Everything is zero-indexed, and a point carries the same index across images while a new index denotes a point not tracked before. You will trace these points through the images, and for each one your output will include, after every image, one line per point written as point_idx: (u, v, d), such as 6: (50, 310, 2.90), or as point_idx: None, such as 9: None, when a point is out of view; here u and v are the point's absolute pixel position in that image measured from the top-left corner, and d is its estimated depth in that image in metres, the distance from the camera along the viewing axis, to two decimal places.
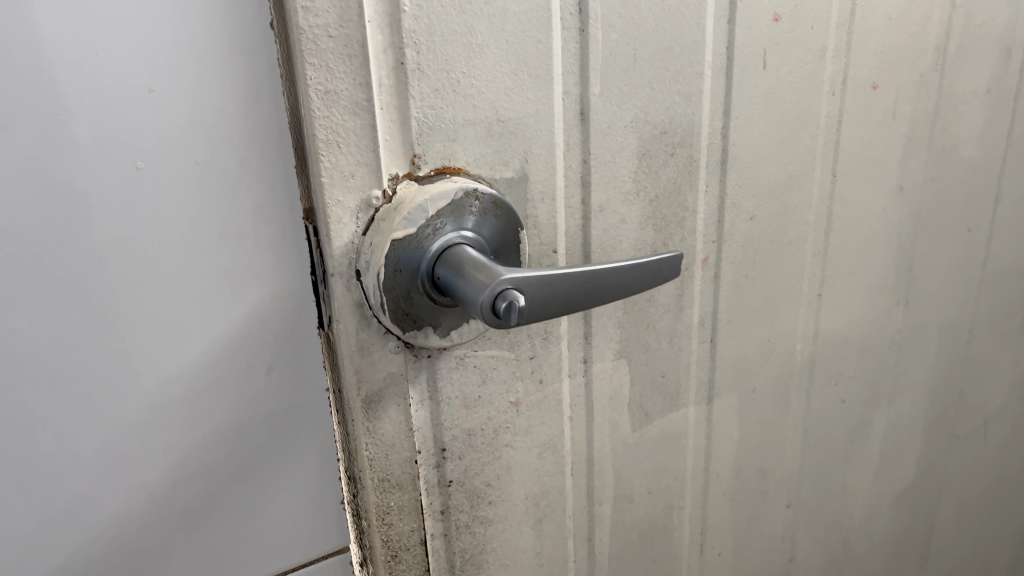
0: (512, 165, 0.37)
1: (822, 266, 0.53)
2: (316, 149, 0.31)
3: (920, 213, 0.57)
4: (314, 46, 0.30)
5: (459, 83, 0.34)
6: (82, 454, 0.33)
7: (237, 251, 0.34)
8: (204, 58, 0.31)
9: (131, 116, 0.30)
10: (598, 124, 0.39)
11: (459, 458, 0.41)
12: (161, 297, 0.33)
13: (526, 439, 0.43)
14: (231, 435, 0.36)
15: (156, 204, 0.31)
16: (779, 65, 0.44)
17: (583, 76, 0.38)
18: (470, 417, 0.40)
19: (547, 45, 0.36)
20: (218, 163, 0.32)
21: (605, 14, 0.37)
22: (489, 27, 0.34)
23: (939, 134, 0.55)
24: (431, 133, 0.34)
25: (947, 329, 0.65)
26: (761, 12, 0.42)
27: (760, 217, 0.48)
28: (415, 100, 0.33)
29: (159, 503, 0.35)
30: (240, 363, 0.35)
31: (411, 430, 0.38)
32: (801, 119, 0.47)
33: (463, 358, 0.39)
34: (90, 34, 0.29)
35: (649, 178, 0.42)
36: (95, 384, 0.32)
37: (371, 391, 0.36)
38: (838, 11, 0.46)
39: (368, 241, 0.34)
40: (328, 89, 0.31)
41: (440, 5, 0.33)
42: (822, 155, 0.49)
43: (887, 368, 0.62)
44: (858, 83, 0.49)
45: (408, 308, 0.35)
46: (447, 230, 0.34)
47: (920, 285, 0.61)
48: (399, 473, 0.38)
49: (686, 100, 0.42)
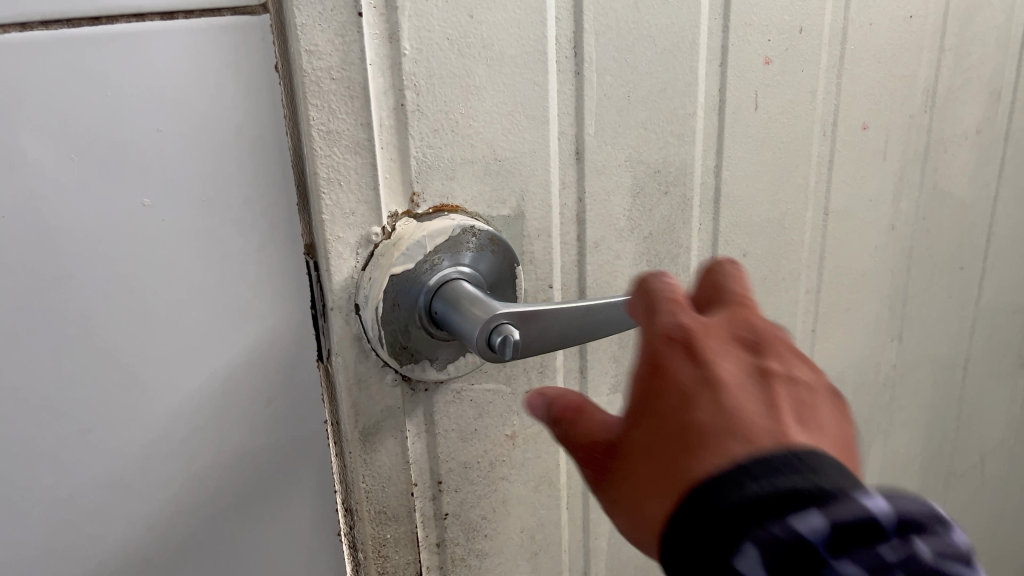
0: (509, 203, 0.38)
1: (816, 302, 0.53)
2: (318, 186, 0.33)
3: (913, 252, 0.58)
4: (318, 87, 0.31)
5: (458, 124, 0.35)
6: (84, 484, 0.34)
7: (238, 286, 0.35)
8: (211, 101, 0.32)
9: (137, 155, 0.31)
10: (593, 163, 0.40)
11: (455, 491, 0.41)
12: (162, 331, 0.33)
13: (522, 472, 0.44)
14: (230, 467, 0.37)
15: (160, 241, 0.32)
16: (771, 107, 0.45)
17: (578, 117, 0.39)
18: (467, 450, 0.41)
19: (543, 87, 0.37)
20: (221, 202, 0.33)
21: (599, 58, 0.38)
22: (487, 70, 0.35)
23: (930, 174, 0.56)
24: (430, 172, 0.35)
25: (942, 366, 0.66)
26: (752, 56, 0.43)
27: (753, 254, 0.48)
28: (415, 139, 0.34)
29: (158, 534, 0.36)
30: (240, 396, 0.36)
31: (407, 462, 0.39)
32: (794, 159, 0.48)
33: (460, 392, 0.40)
34: (98, 75, 0.30)
35: (643, 216, 0.43)
36: (97, 415, 0.33)
37: (367, 424, 0.37)
38: (828, 55, 0.47)
39: (367, 276, 0.35)
40: (330, 129, 0.32)
41: (440, 48, 0.34)
42: (815, 195, 0.50)
43: (882, 405, 0.62)
44: (849, 124, 0.50)
45: (406, 341, 0.36)
46: (445, 265, 0.36)
47: (915, 322, 0.61)
48: (395, 505, 0.39)
49: (679, 141, 0.42)
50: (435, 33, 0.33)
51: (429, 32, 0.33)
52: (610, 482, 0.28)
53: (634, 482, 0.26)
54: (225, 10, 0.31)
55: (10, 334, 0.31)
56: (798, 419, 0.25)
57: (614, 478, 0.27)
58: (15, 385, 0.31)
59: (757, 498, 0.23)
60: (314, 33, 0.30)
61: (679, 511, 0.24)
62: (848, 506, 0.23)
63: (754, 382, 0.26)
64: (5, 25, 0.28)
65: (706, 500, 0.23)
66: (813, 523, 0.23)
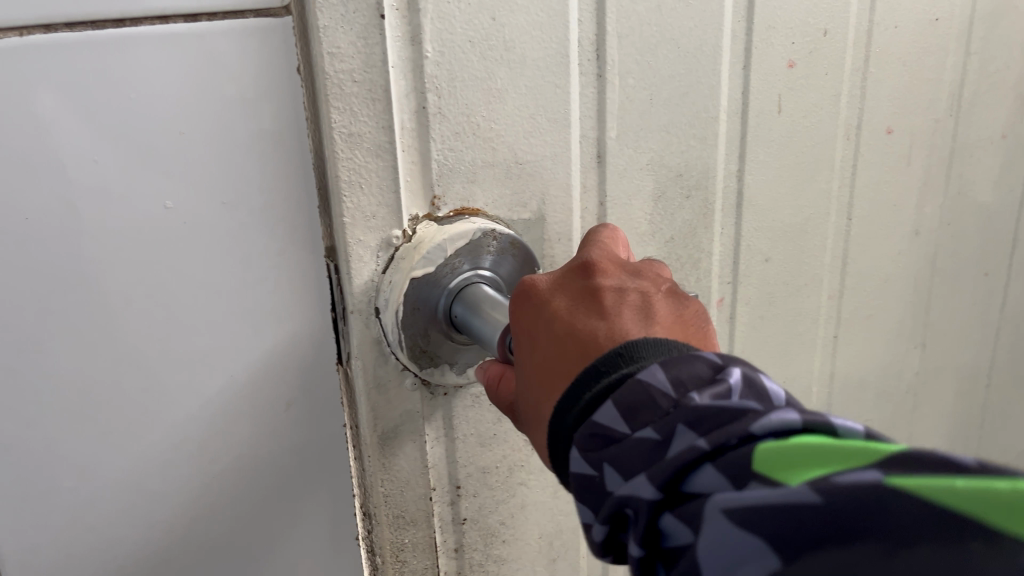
0: (529, 207, 0.38)
1: (839, 308, 0.53)
2: (340, 189, 0.32)
3: (936, 257, 0.57)
4: (339, 90, 0.31)
5: (479, 127, 0.35)
6: (104, 487, 0.34)
7: (259, 290, 0.35)
8: (233, 104, 0.32)
9: (159, 158, 0.31)
10: (615, 167, 0.39)
11: (473, 496, 0.41)
12: (183, 334, 0.33)
13: (540, 478, 0.43)
14: (249, 470, 0.37)
15: (182, 244, 0.32)
16: (795, 110, 0.45)
17: (600, 120, 0.38)
18: (486, 455, 0.41)
19: (565, 90, 0.37)
20: (243, 205, 0.33)
21: (622, 61, 0.38)
22: (509, 73, 0.35)
23: (955, 179, 0.56)
24: (451, 175, 0.35)
25: (965, 374, 0.65)
26: (776, 59, 0.43)
27: (776, 259, 0.48)
28: (436, 143, 0.34)
29: (176, 539, 0.36)
30: (259, 400, 0.36)
31: (426, 466, 0.39)
32: (816, 163, 0.47)
33: (479, 396, 0.39)
34: (121, 77, 0.30)
35: (664, 220, 0.42)
36: (118, 418, 0.33)
37: (386, 428, 0.37)
38: (852, 58, 0.46)
39: (387, 279, 0.35)
40: (352, 131, 0.32)
41: (462, 51, 0.34)
42: (838, 199, 0.49)
43: (905, 413, 0.62)
44: (874, 128, 0.49)
45: (426, 345, 0.36)
46: (465, 269, 0.36)
47: (938, 329, 0.60)
48: (413, 510, 0.39)
49: (702, 144, 0.42)
50: (457, 36, 0.33)
51: (451, 35, 0.33)
52: (526, 432, 0.30)
53: (530, 421, 0.29)
54: (247, 13, 0.31)
55: (32, 336, 0.31)
56: (630, 317, 0.28)
57: (521, 426, 0.30)
58: (35, 388, 0.31)
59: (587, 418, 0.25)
60: (337, 35, 0.30)
61: (550, 439, 0.27)
62: (655, 408, 0.23)
63: (591, 309, 0.29)
64: (30, 27, 0.28)
65: (559, 416, 0.26)
66: (635, 442, 0.23)
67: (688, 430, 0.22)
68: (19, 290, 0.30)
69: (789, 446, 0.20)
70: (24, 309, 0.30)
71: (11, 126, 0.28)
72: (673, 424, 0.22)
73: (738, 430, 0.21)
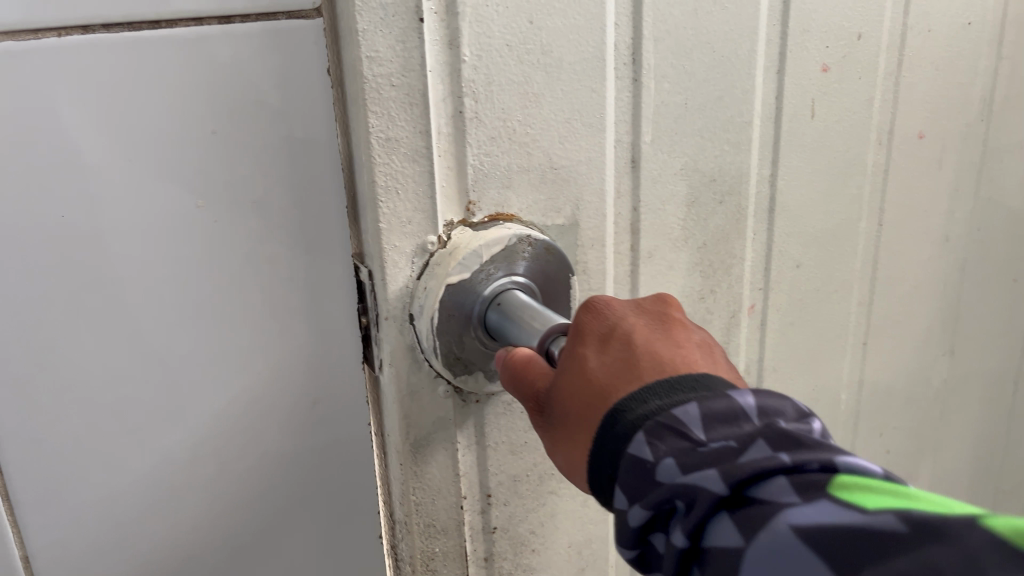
0: (564, 212, 0.37)
1: (868, 315, 0.52)
2: (376, 194, 0.32)
3: (965, 264, 0.57)
4: (377, 94, 0.31)
5: (515, 131, 0.35)
6: (132, 487, 0.33)
7: (288, 291, 0.34)
8: (265, 104, 0.31)
9: (192, 157, 0.31)
10: (648, 172, 0.39)
11: (503, 505, 0.40)
12: (212, 334, 0.33)
13: (571, 487, 0.43)
14: (277, 471, 0.36)
15: (213, 242, 0.32)
16: (828, 115, 0.44)
17: (635, 125, 0.38)
18: (517, 463, 0.40)
19: (600, 94, 0.36)
20: (273, 205, 0.33)
21: (657, 65, 0.37)
22: (546, 76, 0.35)
23: (985, 184, 0.55)
24: (486, 180, 0.35)
25: (992, 381, 0.64)
26: (810, 63, 0.42)
27: (806, 265, 0.47)
28: (472, 147, 0.34)
29: (204, 540, 0.36)
30: (288, 401, 0.36)
31: (457, 474, 0.38)
32: (848, 168, 0.46)
33: (511, 404, 0.39)
34: (155, 77, 0.29)
35: (697, 225, 0.42)
36: (147, 418, 0.33)
37: (418, 436, 0.36)
38: (885, 61, 0.46)
39: (422, 285, 0.34)
40: (389, 136, 0.31)
41: (499, 55, 0.33)
42: (870, 205, 0.49)
43: (932, 420, 0.61)
44: (906, 133, 0.49)
45: (461, 352, 0.36)
46: (499, 275, 0.36)
47: (966, 335, 0.60)
48: (444, 519, 0.38)
49: (735, 149, 0.41)
50: (495, 39, 0.33)
51: (489, 38, 0.33)
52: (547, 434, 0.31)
53: (562, 421, 0.29)
54: (279, 14, 0.31)
55: (64, 334, 0.31)
56: (701, 355, 0.29)
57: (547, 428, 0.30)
58: (67, 385, 0.31)
59: (656, 414, 0.25)
60: (376, 38, 0.30)
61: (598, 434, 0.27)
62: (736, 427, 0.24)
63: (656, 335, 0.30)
64: (67, 27, 0.28)
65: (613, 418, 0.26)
66: (712, 447, 0.23)
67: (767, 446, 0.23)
68: (48, 288, 0.30)
69: (883, 487, 0.20)
70: (54, 308, 0.30)
71: (46, 124, 0.28)
72: (754, 436, 0.23)
73: (823, 458, 0.22)
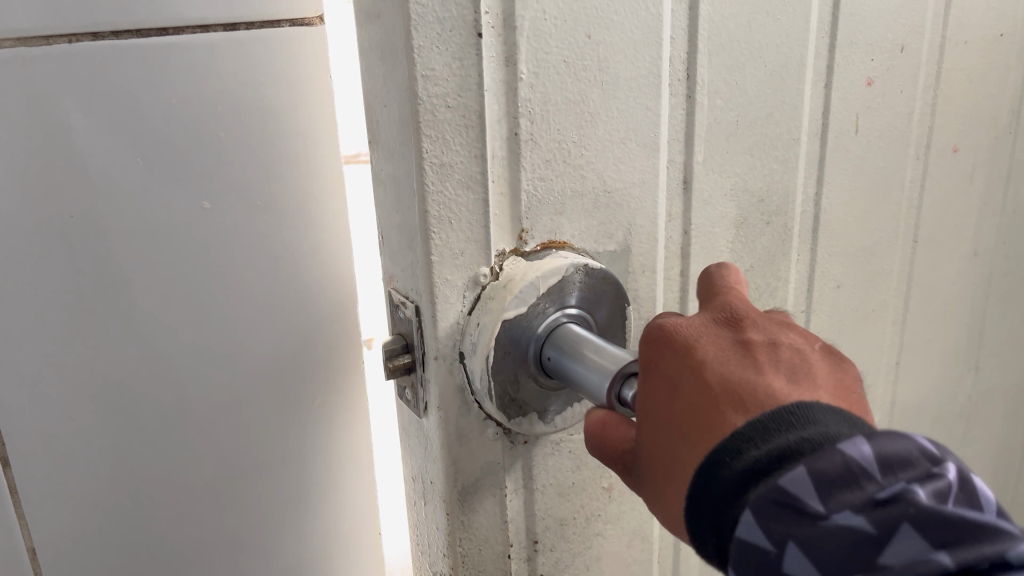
0: (616, 237, 0.35)
1: (902, 333, 0.51)
2: (429, 226, 0.29)
3: (990, 278, 0.56)
4: (432, 117, 0.28)
5: (570, 153, 0.32)
6: (140, 502, 0.32)
7: (297, 297, 0.33)
8: (273, 110, 0.31)
9: (201, 161, 0.30)
10: (700, 193, 0.37)
11: (550, 550, 0.38)
12: (220, 342, 0.32)
13: (617, 527, 0.40)
14: (287, 483, 0.35)
15: (221, 246, 0.31)
16: (871, 130, 0.43)
17: (688, 144, 0.36)
18: (563, 505, 0.38)
19: (656, 112, 0.34)
20: (283, 206, 0.32)
21: (711, 80, 0.35)
22: (602, 94, 0.32)
23: (1010, 198, 0.54)
24: (539, 207, 0.32)
25: (1012, 395, 0.63)
26: (856, 77, 0.41)
27: (847, 284, 0.45)
28: (527, 171, 0.31)
29: (213, 554, 0.34)
30: (297, 410, 0.34)
31: (505, 521, 0.35)
32: (888, 183, 0.45)
33: (559, 443, 0.36)
34: (162, 82, 0.28)
35: (746, 247, 0.40)
36: (156, 430, 0.32)
37: (466, 483, 0.33)
38: (925, 74, 0.44)
39: (474, 321, 0.32)
40: (443, 162, 0.29)
41: (556, 72, 0.31)
42: (906, 221, 0.47)
43: (957, 437, 0.60)
44: (941, 147, 0.47)
45: (514, 393, 0.33)
46: (553, 310, 0.33)
47: (989, 350, 0.59)
48: (490, 569, 0.35)
49: (783, 167, 0.40)
50: (552, 56, 0.30)
51: (546, 54, 0.30)
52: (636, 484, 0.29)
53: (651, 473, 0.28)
54: (284, 21, 0.30)
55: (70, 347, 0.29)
56: (789, 379, 0.26)
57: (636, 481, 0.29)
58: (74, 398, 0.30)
59: (765, 479, 0.24)
60: (432, 55, 0.27)
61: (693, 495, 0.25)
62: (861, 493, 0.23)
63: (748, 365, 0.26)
64: (77, 34, 0.27)
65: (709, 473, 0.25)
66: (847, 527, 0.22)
67: (914, 531, 0.22)
68: (48, 300, 0.29)
69: None
70: (54, 321, 0.29)
71: (53, 129, 0.27)
72: (898, 521, 0.22)
73: (991, 555, 0.21)
